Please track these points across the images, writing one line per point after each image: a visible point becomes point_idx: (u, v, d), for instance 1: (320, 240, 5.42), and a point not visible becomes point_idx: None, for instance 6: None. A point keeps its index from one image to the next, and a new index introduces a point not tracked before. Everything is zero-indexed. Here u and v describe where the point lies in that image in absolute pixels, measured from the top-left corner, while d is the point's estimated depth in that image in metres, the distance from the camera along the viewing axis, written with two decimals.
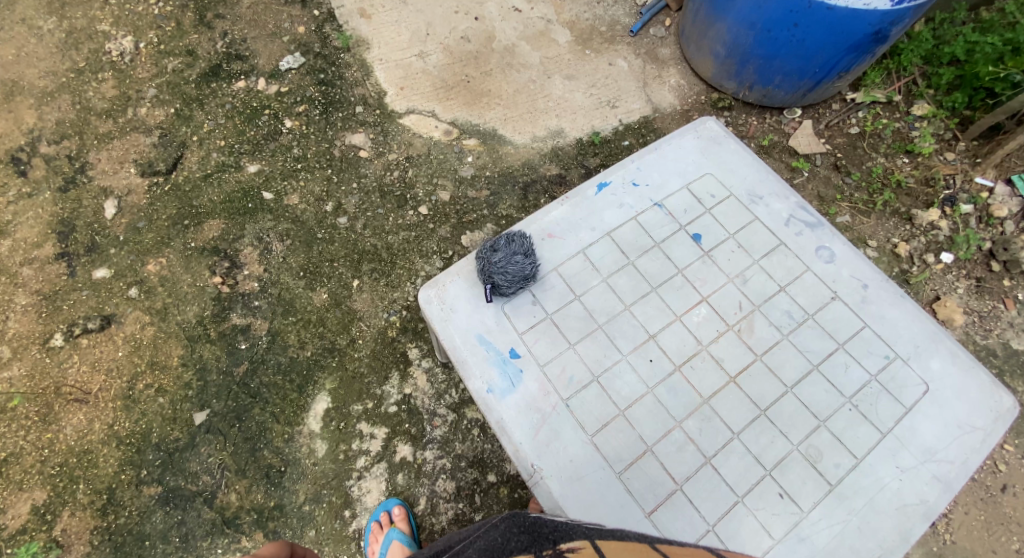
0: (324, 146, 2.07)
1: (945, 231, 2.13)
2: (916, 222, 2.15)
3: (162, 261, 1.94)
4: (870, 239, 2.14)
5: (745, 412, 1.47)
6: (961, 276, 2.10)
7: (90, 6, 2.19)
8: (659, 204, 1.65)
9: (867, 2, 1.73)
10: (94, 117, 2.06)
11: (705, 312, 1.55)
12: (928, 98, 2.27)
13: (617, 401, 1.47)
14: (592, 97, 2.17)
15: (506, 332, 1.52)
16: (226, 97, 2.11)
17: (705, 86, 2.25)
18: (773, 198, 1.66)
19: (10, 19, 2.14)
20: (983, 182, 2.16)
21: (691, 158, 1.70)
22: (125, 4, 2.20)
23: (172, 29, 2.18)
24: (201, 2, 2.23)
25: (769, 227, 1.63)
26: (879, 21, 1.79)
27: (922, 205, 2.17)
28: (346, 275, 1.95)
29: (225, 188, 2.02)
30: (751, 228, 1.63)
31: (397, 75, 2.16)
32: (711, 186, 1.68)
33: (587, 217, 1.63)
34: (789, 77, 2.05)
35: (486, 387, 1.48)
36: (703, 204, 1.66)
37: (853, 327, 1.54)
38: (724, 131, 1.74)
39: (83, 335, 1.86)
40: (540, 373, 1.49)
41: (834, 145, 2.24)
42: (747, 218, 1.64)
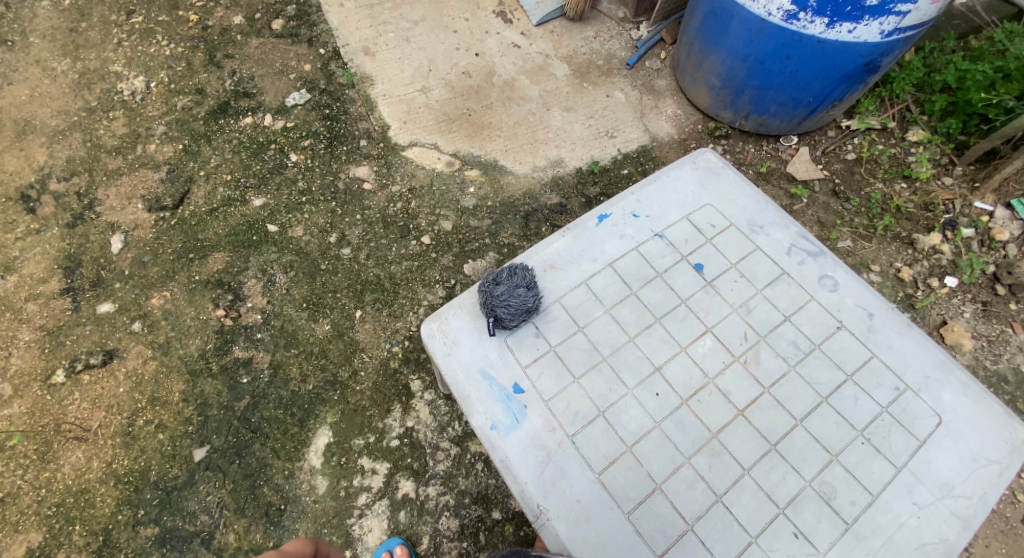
0: (327, 179, 2.10)
1: (947, 256, 2.14)
2: (918, 247, 2.15)
3: (166, 295, 1.95)
4: (873, 264, 2.14)
5: (755, 447, 1.42)
6: (966, 301, 2.10)
7: (103, 48, 2.26)
8: (659, 235, 1.63)
9: (856, 36, 1.78)
10: (104, 155, 2.11)
11: (710, 342, 1.51)
12: (922, 125, 2.31)
13: (624, 436, 1.43)
14: (590, 128, 2.21)
15: (510, 367, 1.49)
16: (233, 132, 2.16)
17: (701, 115, 2.28)
18: (773, 227, 1.64)
19: (25, 62, 2.22)
20: (983, 206, 2.18)
21: (690, 187, 1.70)
22: (138, 46, 2.27)
23: (182, 69, 2.25)
24: (210, 43, 2.29)
25: (771, 256, 1.61)
26: (869, 53, 1.84)
27: (923, 230, 2.18)
28: (349, 305, 1.95)
29: (229, 222, 2.04)
30: (753, 257, 1.61)
31: (400, 109, 2.21)
32: (711, 216, 1.66)
33: (588, 248, 1.61)
34: (783, 106, 2.08)
35: (489, 423, 1.44)
36: (704, 234, 1.64)
37: (861, 358, 1.50)
38: (722, 162, 1.73)
39: (84, 371, 1.86)
40: (545, 409, 1.45)
41: (832, 171, 2.27)
42: (748, 248, 1.62)
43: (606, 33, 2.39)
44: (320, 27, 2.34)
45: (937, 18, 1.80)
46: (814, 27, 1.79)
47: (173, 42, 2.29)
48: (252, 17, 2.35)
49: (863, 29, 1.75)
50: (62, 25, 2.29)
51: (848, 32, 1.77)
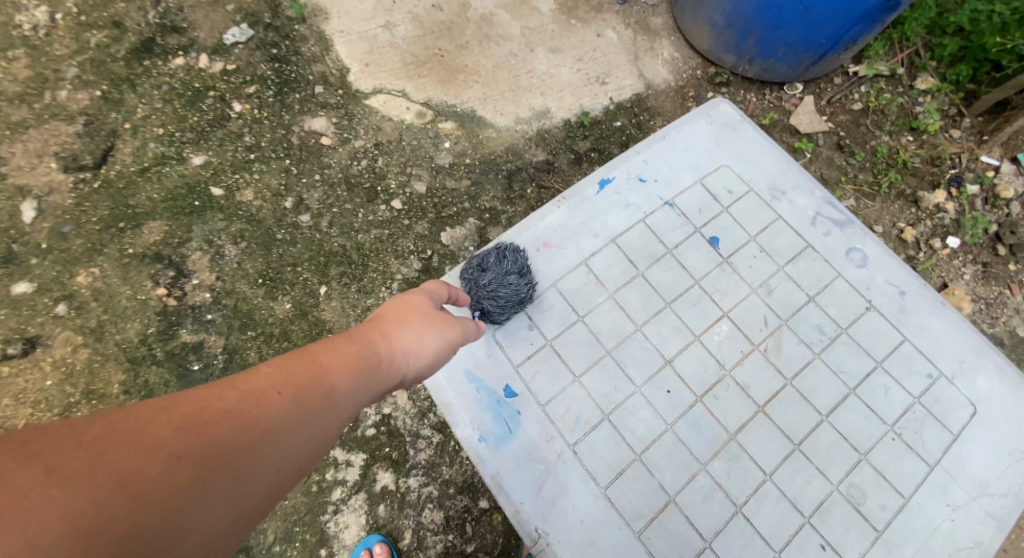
0: (279, 133, 1.82)
1: (951, 214, 2.03)
2: (922, 205, 2.04)
3: (94, 272, 1.68)
4: (875, 225, 2.03)
5: (777, 448, 1.33)
6: (968, 262, 2.01)
7: None
8: (669, 203, 1.51)
9: None
10: (4, 103, 1.76)
11: (727, 328, 1.41)
12: (931, 71, 2.15)
13: (632, 443, 1.34)
14: (579, 73, 1.96)
15: (500, 368, 1.40)
16: (162, 76, 1.82)
17: (700, 58, 2.05)
18: (797, 193, 1.51)
19: None
20: (989, 161, 2.07)
21: (704, 146, 1.56)
22: None
23: None
24: None
25: (794, 227, 1.49)
26: None
27: (927, 187, 2.05)
28: (312, 281, 1.73)
29: (166, 184, 1.75)
30: (774, 228, 1.49)
31: (361, 48, 1.90)
32: (728, 180, 1.53)
33: (588, 222, 1.50)
34: (792, 49, 1.88)
35: (478, 435, 1.36)
36: (719, 202, 1.52)
37: (892, 342, 1.40)
38: (740, 114, 1.59)
39: (3, 363, 1.61)
40: (541, 414, 1.37)
41: (837, 123, 2.11)
42: (768, 217, 1.50)
43: None
44: None
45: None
46: None
47: None
48: None
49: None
50: None
51: None
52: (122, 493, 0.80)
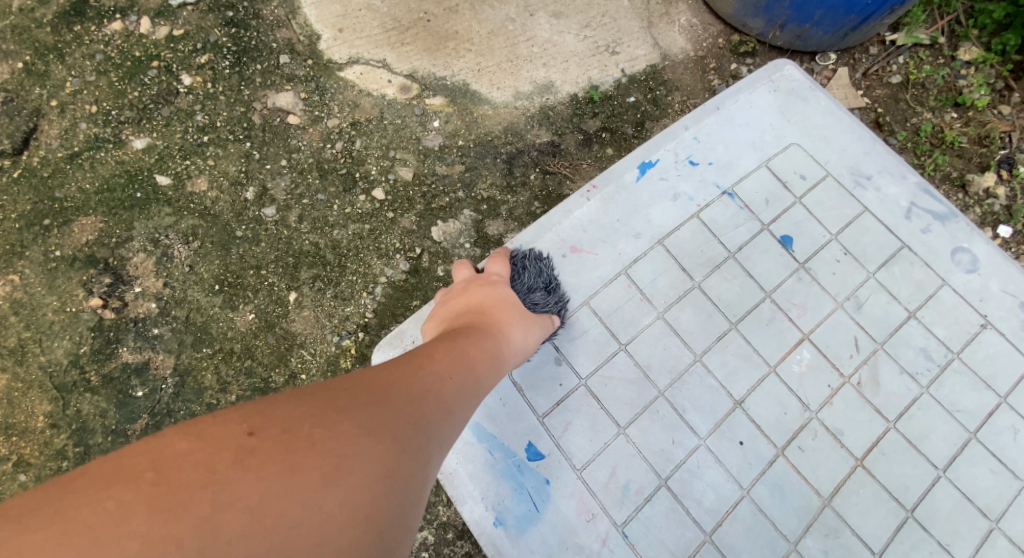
0: (237, 111, 1.54)
1: (1002, 200, 1.86)
2: (971, 190, 1.87)
3: (14, 279, 1.47)
4: None
5: (885, 513, 1.21)
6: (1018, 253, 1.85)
7: None
8: (728, 193, 1.39)
9: None
10: None
11: (810, 356, 1.29)
12: (973, 41, 1.92)
13: (700, 519, 1.20)
14: (586, 41, 1.70)
15: (520, 423, 1.25)
16: (96, 44, 1.53)
17: (721, 25, 1.79)
18: (885, 179, 1.38)
19: None
20: None
21: (769, 118, 1.43)
22: None
23: None
24: None
25: (885, 222, 1.36)
26: None
27: (976, 168, 1.88)
28: (279, 286, 1.49)
29: (101, 172, 1.49)
30: (860, 223, 1.36)
31: (334, 11, 1.62)
32: (799, 162, 1.40)
33: (629, 219, 1.37)
34: (833, 11, 1.61)
35: (496, 514, 1.21)
36: (791, 190, 1.38)
37: (1017, 371, 1.28)
38: (809, 82, 1.45)
39: None
40: (578, 484, 1.22)
41: (874, 98, 1.91)
42: (852, 210, 1.37)
43: None
44: None
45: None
46: None
47: None
48: None
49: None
50: None
51: None
52: (345, 455, 0.80)
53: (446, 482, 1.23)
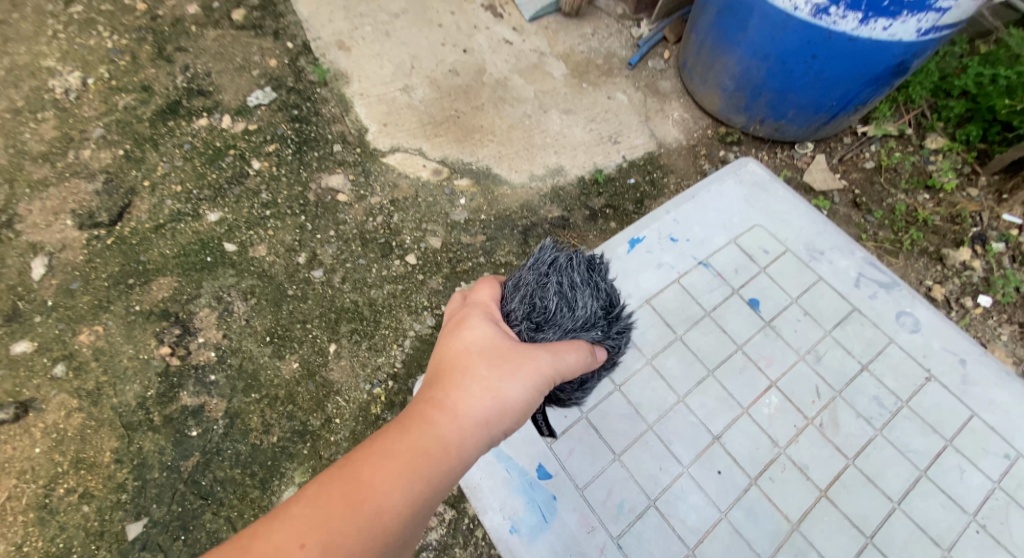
0: (295, 189, 1.83)
1: (979, 272, 2.03)
2: (949, 263, 2.04)
3: (98, 330, 1.69)
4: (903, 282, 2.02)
5: (848, 540, 1.34)
6: (1003, 322, 1.99)
7: (34, 40, 1.94)
8: (703, 262, 1.60)
9: (890, 34, 1.59)
10: (28, 163, 1.79)
11: (778, 401, 1.45)
12: (939, 131, 2.20)
13: (684, 536, 1.34)
14: (591, 133, 1.99)
15: (531, 446, 1.41)
16: (185, 136, 1.86)
17: (711, 119, 2.09)
18: (835, 254, 1.61)
19: None
20: (1012, 219, 2.09)
21: (735, 204, 1.67)
22: (74, 38, 1.96)
23: (126, 64, 1.93)
24: (160, 35, 1.99)
25: (838, 289, 1.57)
26: (901, 53, 1.65)
27: (951, 244, 2.07)
28: (321, 338, 1.71)
29: (179, 240, 1.77)
30: (816, 289, 1.57)
31: (380, 110, 1.94)
32: (762, 239, 1.63)
33: (622, 280, 1.57)
34: (803, 110, 1.90)
35: (509, 523, 1.35)
36: (756, 261, 1.61)
37: (961, 418, 1.44)
38: (769, 175, 1.71)
39: None
40: (579, 501, 1.37)
41: (851, 181, 2.14)
42: (809, 278, 1.58)
43: (604, 31, 2.18)
44: (287, 18, 2.05)
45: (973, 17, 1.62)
46: (845, 22, 1.60)
47: (117, 33, 1.98)
48: (209, 6, 2.04)
49: (899, 26, 1.56)
50: None
51: (882, 30, 1.58)
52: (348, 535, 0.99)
53: (469, 493, 1.37)
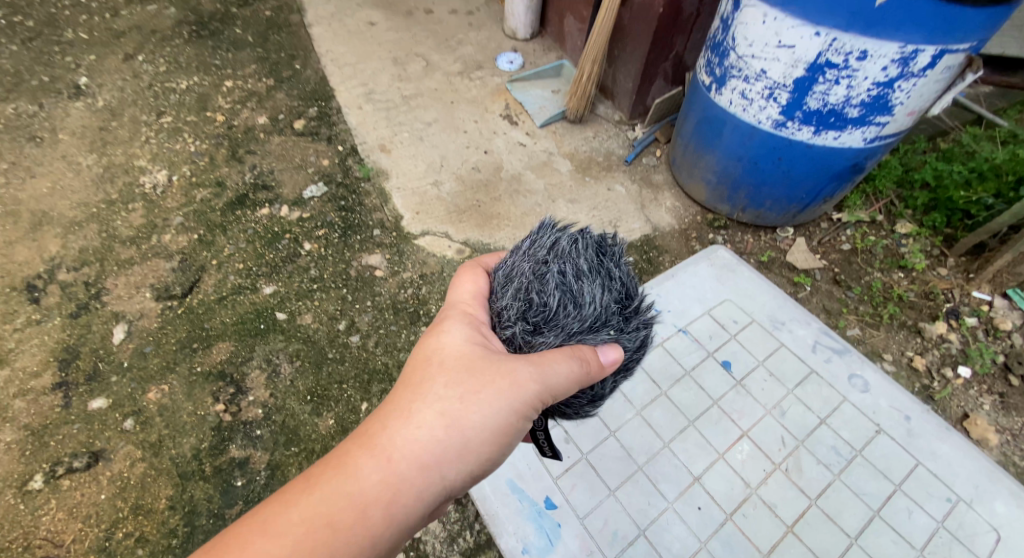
0: (340, 267, 2.13)
1: (956, 345, 2.18)
2: (927, 336, 2.19)
3: (164, 389, 1.93)
4: (885, 353, 2.16)
5: None
6: (983, 392, 2.10)
7: (131, 145, 2.34)
8: (684, 330, 1.87)
9: (841, 141, 1.89)
10: (118, 244, 2.12)
11: (749, 447, 1.67)
12: (908, 218, 2.41)
13: None
14: (594, 219, 2.29)
15: (540, 481, 1.63)
16: (249, 223, 2.19)
17: (700, 207, 2.37)
18: (795, 324, 1.88)
19: (51, 156, 2.29)
20: (981, 296, 2.26)
21: (709, 282, 1.97)
22: (163, 143, 2.36)
23: (204, 164, 2.31)
24: (233, 140, 2.38)
25: (797, 354, 1.82)
26: (855, 156, 1.95)
27: (927, 318, 2.23)
28: (355, 398, 1.93)
29: (238, 310, 2.05)
30: (779, 353, 1.83)
31: (414, 200, 2.28)
32: (733, 312, 1.91)
33: None
34: (778, 201, 2.18)
35: (521, 545, 1.56)
36: (728, 329, 1.87)
37: (907, 466, 1.66)
38: (736, 258, 2.01)
39: (65, 476, 1.80)
40: (581, 528, 1.57)
41: (831, 261, 2.35)
42: (773, 344, 1.84)
43: (604, 134, 2.54)
44: (339, 126, 2.44)
45: (910, 129, 1.93)
46: (802, 133, 1.91)
47: (198, 139, 2.38)
48: (276, 117, 2.45)
49: (847, 136, 1.88)
50: (92, 123, 2.39)
51: (833, 139, 1.89)
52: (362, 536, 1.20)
53: (487, 520, 1.59)
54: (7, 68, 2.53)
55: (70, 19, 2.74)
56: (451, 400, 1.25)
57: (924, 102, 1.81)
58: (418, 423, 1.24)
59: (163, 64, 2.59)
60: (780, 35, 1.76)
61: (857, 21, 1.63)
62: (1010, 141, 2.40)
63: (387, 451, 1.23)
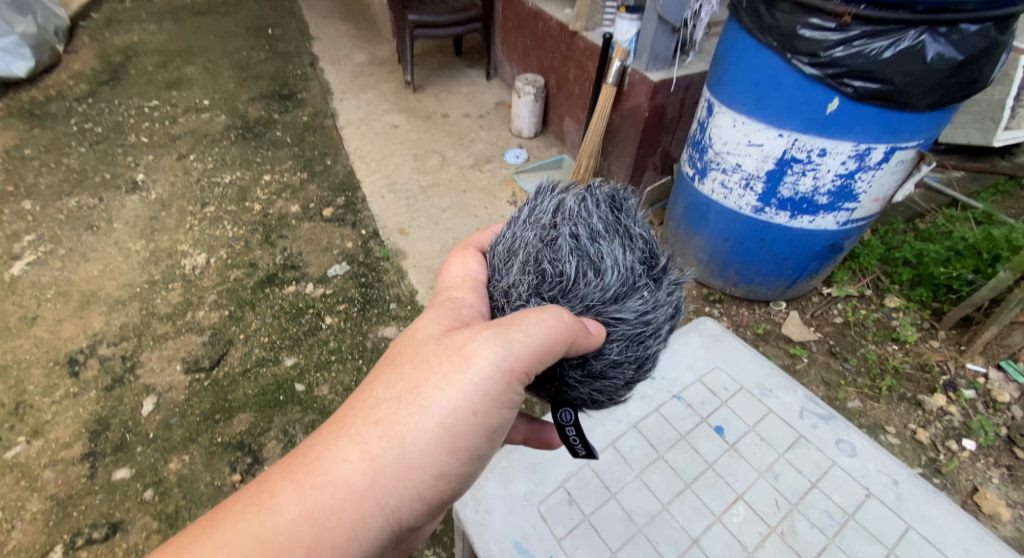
0: (357, 338, 2.28)
1: (957, 417, 2.15)
2: (927, 408, 2.17)
3: (184, 459, 2.01)
4: (887, 425, 2.14)
5: None
6: (991, 465, 2.05)
7: (176, 232, 2.60)
8: (677, 395, 1.80)
9: (816, 223, 2.07)
10: (156, 321, 2.32)
11: (744, 511, 1.59)
12: (896, 292, 2.46)
13: None
14: None
15: (544, 540, 1.53)
16: (276, 299, 2.38)
17: (695, 282, 2.53)
18: (782, 391, 1.81)
19: (105, 242, 2.56)
20: (976, 367, 2.24)
21: (698, 348, 1.91)
22: (205, 229, 2.61)
23: (240, 247, 2.55)
24: (267, 226, 2.63)
25: (786, 419, 1.75)
26: (831, 238, 2.12)
27: (925, 390, 2.21)
28: None
29: (260, 382, 2.18)
30: (769, 419, 1.76)
31: (428, 276, 2.46)
32: (722, 378, 1.85)
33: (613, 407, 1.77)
34: (767, 277, 2.32)
35: None
36: (718, 395, 1.81)
37: (899, 531, 1.56)
38: (723, 328, 1.96)
39: (83, 547, 1.84)
40: None
41: (825, 333, 2.39)
42: (761, 410, 1.77)
43: None
44: (363, 213, 2.69)
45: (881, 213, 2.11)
46: (779, 217, 2.09)
47: (236, 226, 2.63)
48: (307, 206, 2.72)
49: (821, 220, 2.05)
50: (143, 213, 2.67)
51: (809, 222, 2.07)
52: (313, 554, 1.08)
53: None
54: (76, 166, 2.88)
55: (134, 126, 3.12)
56: (392, 403, 1.14)
57: (887, 190, 2.00)
58: (350, 438, 1.12)
59: (211, 163, 2.92)
60: (749, 136, 1.98)
61: (812, 125, 1.86)
62: (985, 220, 2.49)
63: (315, 474, 1.11)
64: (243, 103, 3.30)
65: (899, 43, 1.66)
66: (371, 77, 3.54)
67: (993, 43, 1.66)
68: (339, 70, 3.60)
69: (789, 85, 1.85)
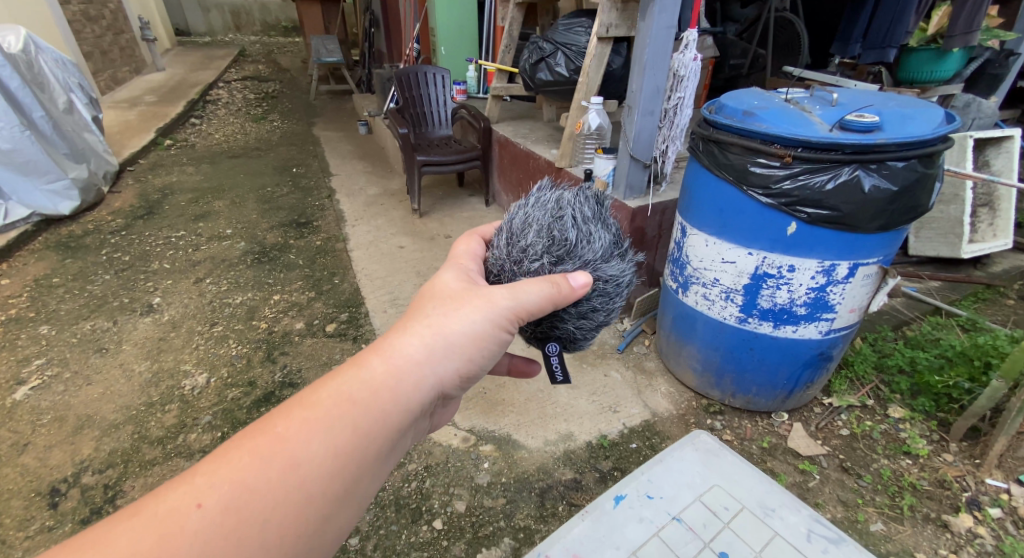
0: None
1: (989, 539, 2.00)
2: (955, 530, 2.02)
3: None
4: (917, 551, 1.98)
5: None
6: None
7: (181, 352, 2.66)
8: (676, 517, 1.65)
9: (801, 332, 2.14)
10: (146, 445, 2.27)
11: None
12: (898, 402, 2.38)
13: None
14: (594, 403, 2.43)
15: None
16: None
17: (694, 394, 2.48)
18: (785, 510, 1.65)
19: (111, 363, 2.61)
20: (996, 482, 2.12)
21: (695, 466, 1.75)
22: (209, 349, 2.67)
23: (242, 364, 2.59)
24: (271, 344, 2.69)
25: (794, 544, 1.60)
26: (818, 345, 2.17)
27: (950, 510, 2.07)
28: None
29: None
30: (775, 544, 1.60)
31: None
32: (723, 498, 1.68)
33: (609, 535, 1.62)
34: (763, 387, 2.31)
35: None
36: (720, 517, 1.65)
37: None
38: (720, 443, 1.80)
39: None
40: None
41: (833, 446, 2.28)
42: (767, 534, 1.62)
43: None
44: (365, 327, 2.76)
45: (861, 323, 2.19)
46: (764, 327, 2.17)
47: (240, 344, 2.69)
48: (311, 322, 2.81)
49: (804, 328, 2.13)
50: (152, 336, 2.75)
51: (793, 332, 2.14)
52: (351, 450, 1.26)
53: None
54: (97, 292, 3.02)
55: (158, 255, 3.33)
56: (437, 316, 1.35)
57: (861, 301, 2.10)
58: (416, 328, 1.34)
59: (225, 285, 3.07)
60: (722, 254, 2.14)
61: (777, 244, 2.02)
62: (970, 327, 2.61)
63: (371, 366, 1.30)
64: (261, 231, 3.56)
65: (838, 177, 1.88)
66: (382, 207, 3.86)
67: (920, 176, 1.89)
68: (353, 202, 3.93)
69: (749, 212, 2.04)
